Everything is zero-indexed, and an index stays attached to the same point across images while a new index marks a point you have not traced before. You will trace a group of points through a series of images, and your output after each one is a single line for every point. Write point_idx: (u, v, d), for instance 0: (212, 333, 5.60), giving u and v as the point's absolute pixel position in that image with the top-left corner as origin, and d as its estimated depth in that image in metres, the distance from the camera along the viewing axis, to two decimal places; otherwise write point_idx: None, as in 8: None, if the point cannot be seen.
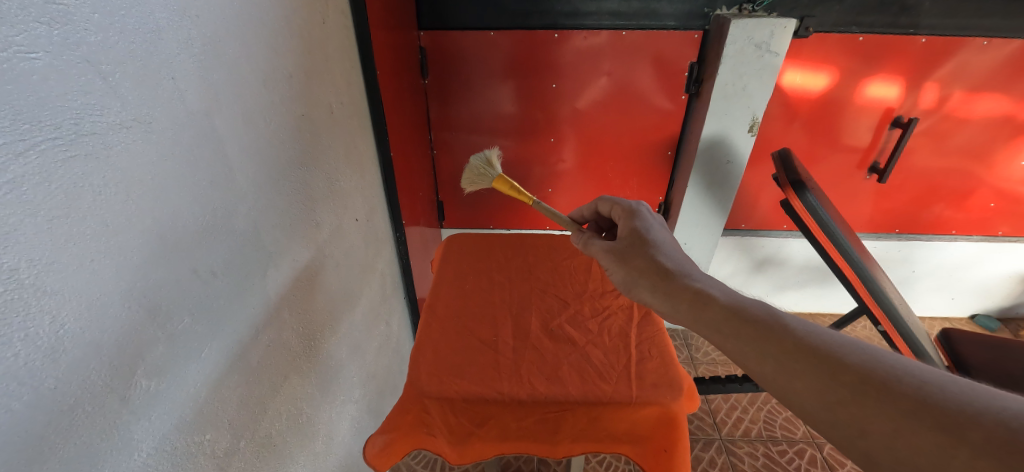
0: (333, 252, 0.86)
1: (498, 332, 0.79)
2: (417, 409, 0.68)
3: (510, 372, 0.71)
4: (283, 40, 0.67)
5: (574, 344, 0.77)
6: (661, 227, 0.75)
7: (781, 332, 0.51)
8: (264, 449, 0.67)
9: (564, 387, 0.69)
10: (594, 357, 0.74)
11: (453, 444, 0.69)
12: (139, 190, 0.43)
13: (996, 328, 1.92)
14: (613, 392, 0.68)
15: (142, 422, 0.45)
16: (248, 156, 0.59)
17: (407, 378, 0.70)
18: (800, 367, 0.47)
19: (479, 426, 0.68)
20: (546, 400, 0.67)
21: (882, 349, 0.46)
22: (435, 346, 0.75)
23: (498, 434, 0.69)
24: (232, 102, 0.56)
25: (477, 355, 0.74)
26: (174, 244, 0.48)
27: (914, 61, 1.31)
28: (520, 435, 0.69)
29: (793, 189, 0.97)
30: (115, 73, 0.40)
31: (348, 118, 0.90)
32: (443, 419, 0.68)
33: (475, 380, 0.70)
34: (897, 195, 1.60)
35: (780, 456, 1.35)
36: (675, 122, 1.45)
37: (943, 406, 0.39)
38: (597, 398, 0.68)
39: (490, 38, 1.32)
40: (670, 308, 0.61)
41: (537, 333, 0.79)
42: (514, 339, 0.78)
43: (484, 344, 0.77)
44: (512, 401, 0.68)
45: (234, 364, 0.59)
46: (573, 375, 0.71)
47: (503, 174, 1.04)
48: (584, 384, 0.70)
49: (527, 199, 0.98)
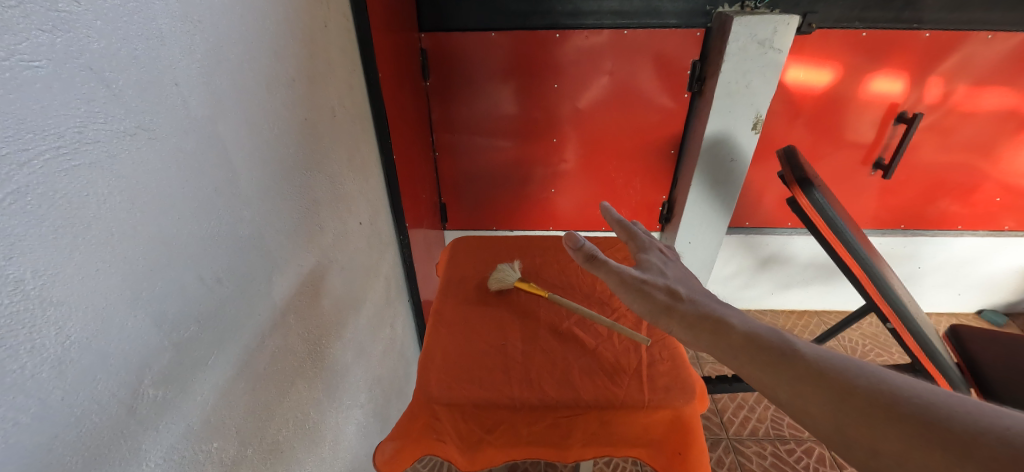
0: (337, 256, 0.85)
1: (507, 336, 0.78)
2: (426, 415, 0.68)
3: (520, 377, 0.70)
4: (286, 44, 0.66)
5: (583, 346, 0.76)
6: (675, 266, 0.77)
7: (794, 356, 0.48)
8: (272, 456, 0.66)
9: (575, 391, 0.68)
10: (604, 360, 0.73)
11: (463, 450, 0.69)
12: (144, 199, 0.43)
13: (1003, 323, 1.90)
14: (624, 396, 0.67)
15: (150, 432, 0.45)
16: (252, 160, 0.59)
17: (416, 385, 0.69)
18: (810, 390, 0.45)
19: (489, 432, 0.68)
20: (557, 405, 0.67)
21: (891, 370, 0.44)
22: (443, 352, 0.75)
23: (507, 440, 0.69)
24: (235, 107, 0.55)
25: (486, 360, 0.74)
26: (179, 251, 0.47)
27: (919, 56, 1.30)
28: (532, 442, 0.69)
29: (799, 186, 0.95)
30: (118, 80, 0.40)
31: (351, 121, 0.90)
32: (453, 426, 0.68)
33: (483, 385, 0.69)
34: (902, 190, 1.59)
35: (789, 456, 1.34)
36: (678, 120, 1.44)
37: (946, 426, 0.36)
38: (609, 403, 0.67)
39: (491, 38, 1.32)
40: (692, 338, 0.59)
41: (546, 336, 0.78)
42: (524, 342, 0.77)
43: (493, 348, 0.76)
44: (522, 406, 0.67)
45: (241, 370, 0.59)
46: (584, 379, 0.70)
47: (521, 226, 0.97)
48: (595, 388, 0.69)
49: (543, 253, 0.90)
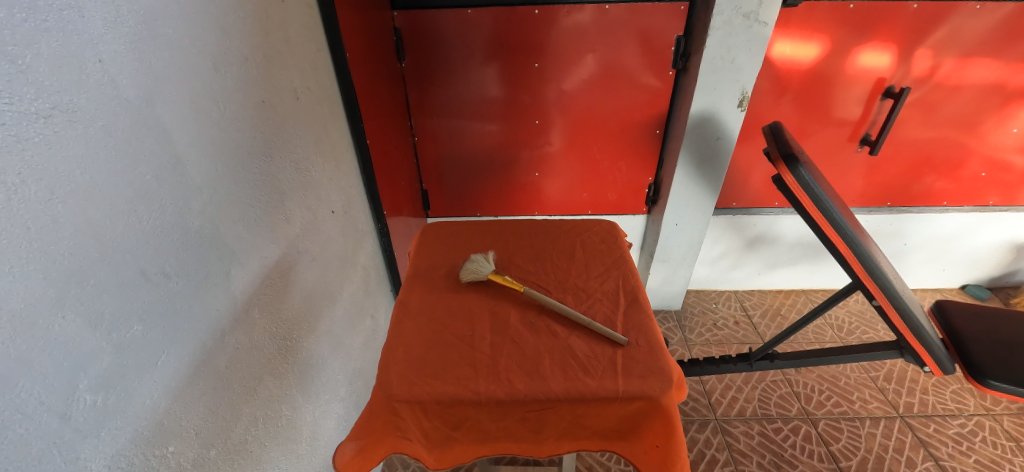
0: (307, 248, 0.82)
1: (475, 327, 0.74)
2: (389, 412, 0.65)
3: (488, 370, 0.67)
4: (236, 19, 0.61)
5: (555, 336, 0.73)
6: None
7: None
8: (239, 456, 0.63)
9: (545, 383, 0.65)
10: (576, 348, 0.70)
11: (431, 448, 0.68)
12: (65, 188, 0.39)
13: (987, 297, 1.91)
14: (597, 387, 0.64)
15: (91, 440, 0.41)
16: (200, 147, 0.55)
17: (377, 381, 0.66)
18: None
19: (456, 429, 0.67)
20: (525, 399, 0.64)
21: None
22: (407, 345, 0.71)
23: (476, 434, 0.67)
24: (176, 87, 0.51)
25: (453, 352, 0.70)
26: (115, 245, 0.43)
27: (906, 28, 1.28)
28: (500, 434, 0.67)
29: (785, 164, 0.91)
30: (25, 55, 0.35)
31: (318, 105, 0.85)
32: (417, 424, 0.66)
33: (448, 379, 0.66)
34: (888, 167, 1.58)
35: (775, 434, 1.35)
36: (664, 100, 1.41)
37: None
38: (580, 395, 0.64)
39: (468, 16, 1.26)
40: None
41: (516, 325, 0.74)
42: (492, 333, 0.73)
43: (461, 340, 0.72)
44: (488, 401, 0.64)
45: (199, 370, 0.55)
46: (554, 369, 0.67)
47: (494, 271, 0.82)
48: (566, 378, 0.66)
49: (519, 288, 0.79)
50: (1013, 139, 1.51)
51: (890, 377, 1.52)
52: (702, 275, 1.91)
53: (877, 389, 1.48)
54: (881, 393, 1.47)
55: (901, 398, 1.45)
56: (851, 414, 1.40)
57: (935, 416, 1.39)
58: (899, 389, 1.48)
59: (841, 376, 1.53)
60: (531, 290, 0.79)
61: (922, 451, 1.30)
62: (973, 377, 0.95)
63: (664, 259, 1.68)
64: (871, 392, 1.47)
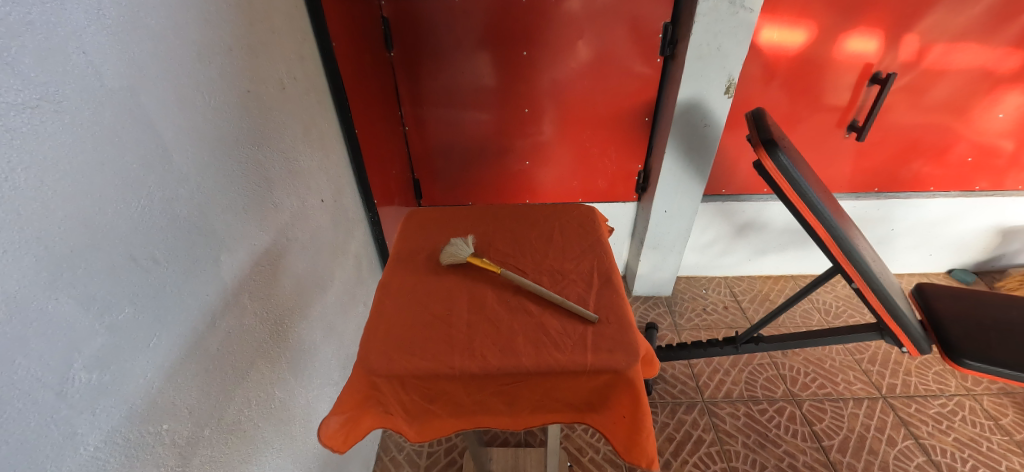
0: (296, 235, 0.84)
1: (452, 306, 0.77)
2: (369, 387, 0.67)
3: (463, 346, 0.69)
4: (219, 10, 0.63)
5: (530, 315, 0.75)
6: None
7: None
8: (233, 436, 0.66)
9: (517, 358, 0.67)
10: (549, 327, 0.72)
11: (411, 421, 0.71)
12: (54, 176, 0.40)
13: (972, 281, 1.94)
14: (566, 362, 0.67)
15: (86, 416, 0.43)
16: (186, 135, 0.56)
17: (357, 358, 0.68)
18: None
19: (433, 402, 0.69)
20: (498, 373, 0.66)
21: None
22: (387, 324, 0.73)
23: (453, 407, 0.70)
24: (161, 78, 0.52)
25: (430, 331, 0.72)
26: (103, 231, 0.45)
27: (892, 13, 1.29)
28: (476, 407, 0.70)
29: (765, 149, 0.92)
30: (11, 48, 0.37)
31: (304, 94, 0.86)
32: (396, 396, 0.68)
33: (425, 355, 0.68)
34: (875, 152, 1.59)
35: (761, 415, 1.38)
36: (652, 87, 1.42)
37: None
38: (550, 368, 0.66)
39: (455, 3, 1.27)
40: None
41: (492, 305, 0.77)
42: (469, 312, 0.76)
43: (438, 319, 0.74)
44: (463, 375, 0.66)
45: (191, 351, 0.57)
46: (526, 345, 0.69)
47: (473, 255, 0.84)
48: (538, 354, 0.68)
49: (496, 270, 0.81)
50: (998, 124, 1.52)
51: (874, 359, 1.56)
52: (692, 262, 1.93)
53: (861, 371, 1.52)
54: (865, 374, 1.50)
55: (884, 379, 1.49)
56: (835, 396, 1.43)
57: (916, 397, 1.43)
58: (883, 371, 1.51)
59: (826, 358, 1.56)
60: (508, 271, 0.81)
61: (902, 430, 1.33)
62: (948, 355, 0.98)
63: (654, 245, 1.70)
64: (856, 373, 1.51)
